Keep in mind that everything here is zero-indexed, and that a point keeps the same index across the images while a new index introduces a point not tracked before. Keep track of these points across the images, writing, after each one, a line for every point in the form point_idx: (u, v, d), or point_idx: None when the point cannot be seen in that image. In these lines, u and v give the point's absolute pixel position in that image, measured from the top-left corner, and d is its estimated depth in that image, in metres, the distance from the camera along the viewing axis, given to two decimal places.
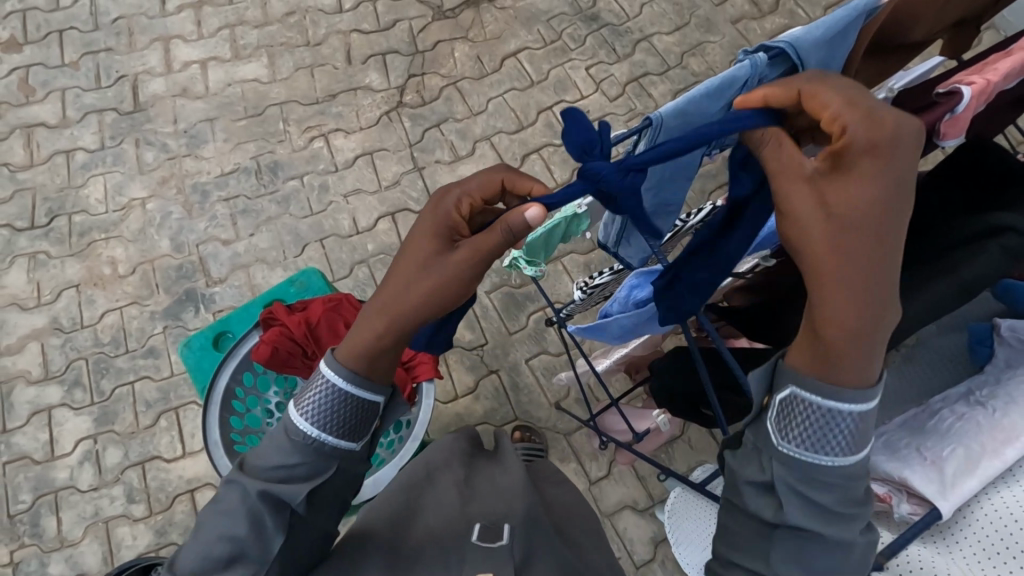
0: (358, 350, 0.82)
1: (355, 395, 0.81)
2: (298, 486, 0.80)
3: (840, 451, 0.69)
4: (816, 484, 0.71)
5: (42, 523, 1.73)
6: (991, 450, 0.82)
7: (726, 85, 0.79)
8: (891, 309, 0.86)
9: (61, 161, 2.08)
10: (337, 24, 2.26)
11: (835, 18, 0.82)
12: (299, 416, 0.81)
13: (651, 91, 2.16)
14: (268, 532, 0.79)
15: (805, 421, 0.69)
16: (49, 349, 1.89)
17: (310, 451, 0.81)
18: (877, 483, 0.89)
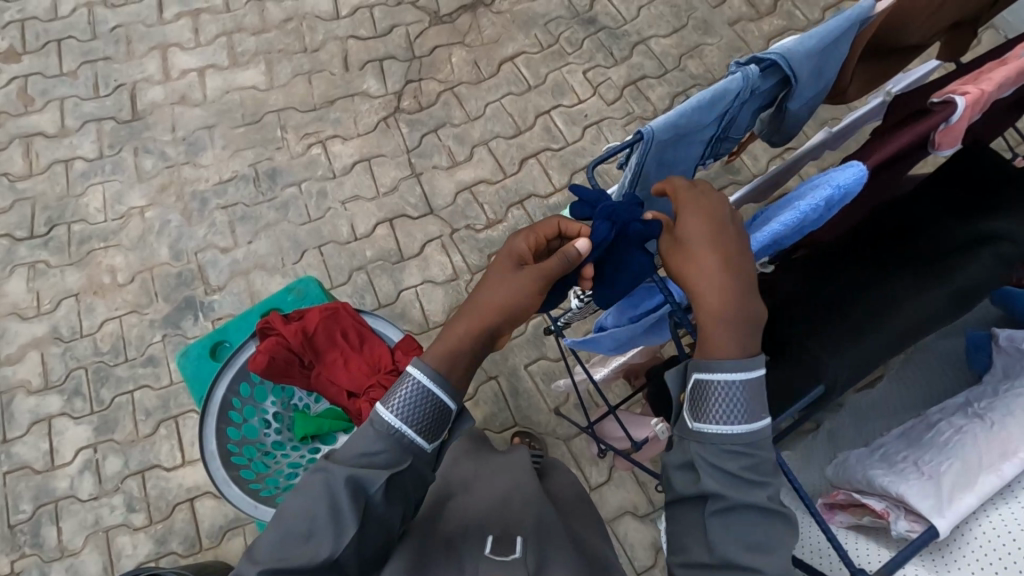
0: (441, 352, 0.82)
1: (437, 395, 0.80)
2: (378, 471, 0.77)
3: (733, 422, 0.74)
4: (723, 455, 0.74)
5: (43, 533, 1.73)
6: (989, 465, 0.80)
7: (718, 98, 0.79)
8: (889, 318, 0.86)
9: (61, 170, 2.08)
10: (335, 30, 2.26)
11: (827, 28, 0.82)
12: (386, 409, 0.80)
13: (648, 94, 2.15)
14: (344, 520, 0.75)
15: (699, 403, 0.76)
16: (49, 358, 1.89)
17: (392, 441, 0.79)
18: (874, 498, 0.84)
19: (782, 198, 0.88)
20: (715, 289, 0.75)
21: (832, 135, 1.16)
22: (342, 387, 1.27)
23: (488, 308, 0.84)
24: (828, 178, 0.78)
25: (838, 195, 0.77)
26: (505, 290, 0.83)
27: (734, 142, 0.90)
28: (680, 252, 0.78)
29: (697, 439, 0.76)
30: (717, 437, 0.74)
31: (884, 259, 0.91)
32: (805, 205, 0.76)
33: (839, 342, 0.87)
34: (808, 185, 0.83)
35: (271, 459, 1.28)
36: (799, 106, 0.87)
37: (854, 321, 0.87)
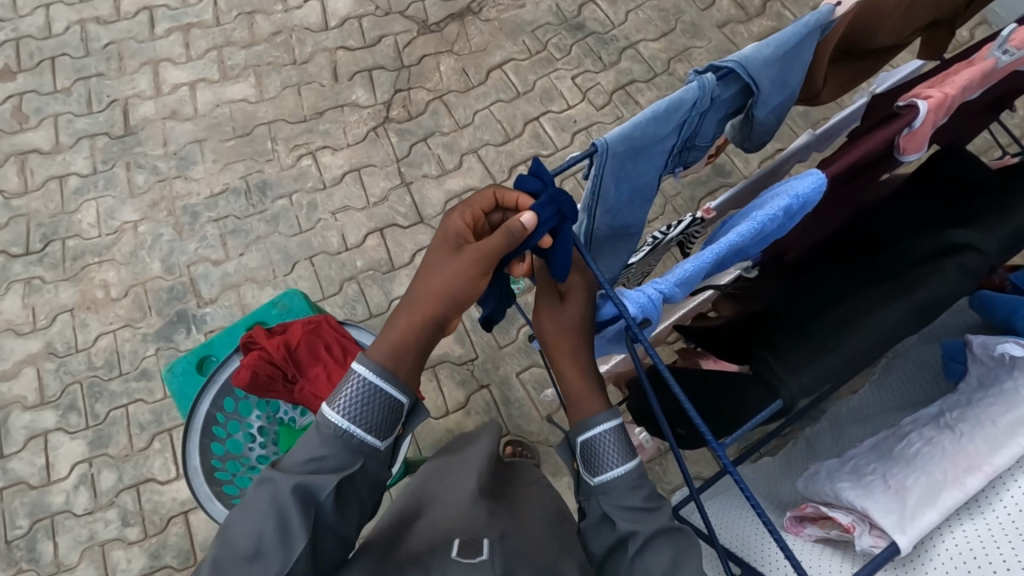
0: (389, 345, 0.83)
1: (385, 389, 0.82)
2: (326, 478, 0.79)
3: (616, 461, 0.84)
4: (620, 495, 0.83)
5: (39, 548, 1.74)
6: (952, 480, 0.78)
7: (674, 109, 0.80)
8: (850, 331, 0.81)
9: (55, 187, 2.10)
10: (324, 42, 2.27)
11: (786, 34, 0.81)
12: (332, 410, 0.81)
13: (637, 98, 2.15)
14: (292, 532, 0.76)
15: (591, 459, 0.85)
16: (44, 374, 1.90)
17: (341, 443, 0.81)
18: (841, 512, 0.85)
19: (748, 206, 0.88)
20: (581, 375, 0.87)
21: (817, 136, 1.12)
22: (326, 401, 1.26)
23: (432, 297, 0.84)
24: (789, 187, 0.79)
25: (796, 204, 0.77)
26: (443, 277, 0.83)
27: (702, 150, 0.90)
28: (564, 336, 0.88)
29: (596, 493, 0.85)
30: (609, 486, 0.84)
31: (848, 277, 0.89)
32: (762, 216, 0.76)
33: (798, 359, 0.82)
34: (770, 195, 0.84)
35: (255, 474, 1.28)
36: (765, 114, 0.86)
37: (814, 339, 0.82)
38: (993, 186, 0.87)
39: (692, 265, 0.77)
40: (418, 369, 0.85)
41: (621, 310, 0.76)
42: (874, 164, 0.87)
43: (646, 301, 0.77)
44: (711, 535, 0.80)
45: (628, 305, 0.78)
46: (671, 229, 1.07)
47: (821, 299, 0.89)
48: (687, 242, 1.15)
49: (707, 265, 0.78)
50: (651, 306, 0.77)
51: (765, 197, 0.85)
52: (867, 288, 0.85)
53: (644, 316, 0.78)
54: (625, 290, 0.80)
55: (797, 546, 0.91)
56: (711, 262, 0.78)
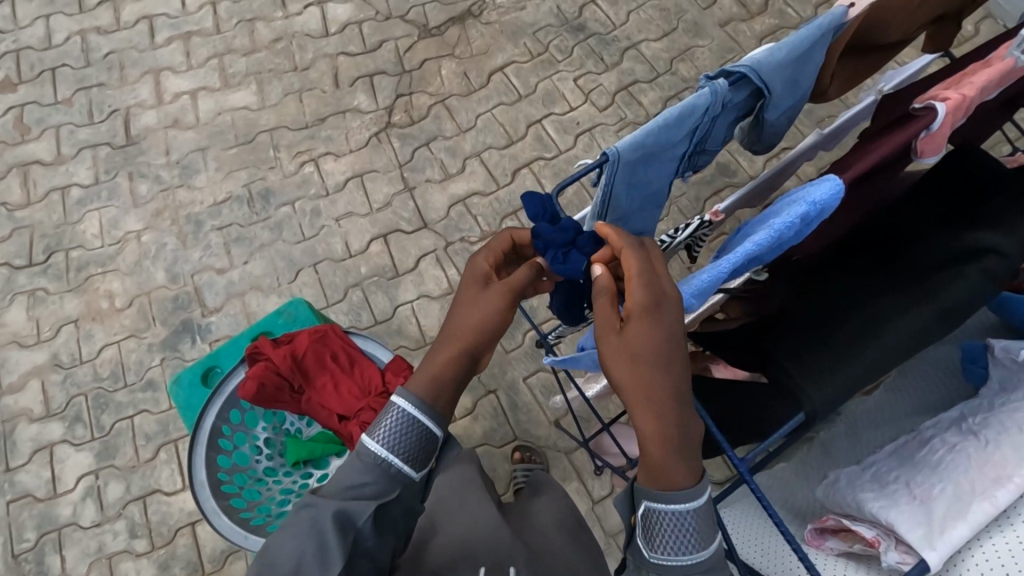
0: (426, 377, 0.85)
1: (421, 421, 0.83)
2: (365, 503, 0.79)
3: (690, 550, 0.75)
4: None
5: (47, 561, 1.73)
6: (981, 492, 0.76)
7: (686, 115, 0.78)
8: (873, 339, 0.81)
9: (58, 199, 2.10)
10: (324, 47, 2.26)
11: (799, 37, 0.80)
12: (372, 439, 0.82)
13: (640, 99, 2.13)
14: (329, 556, 0.74)
15: (649, 527, 0.77)
16: (50, 386, 1.90)
17: (380, 472, 0.81)
18: (865, 526, 0.83)
19: (760, 214, 0.87)
20: (655, 419, 0.74)
21: (824, 136, 1.11)
22: (333, 411, 1.27)
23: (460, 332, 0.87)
24: (806, 194, 0.77)
25: (813, 211, 0.75)
26: (473, 314, 0.86)
27: (712, 154, 0.89)
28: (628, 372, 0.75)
29: (651, 566, 0.78)
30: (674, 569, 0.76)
31: (862, 285, 0.88)
32: (780, 224, 0.74)
33: (819, 367, 0.81)
34: (786, 202, 0.82)
35: (262, 486, 1.27)
36: (777, 116, 0.85)
37: (835, 347, 0.82)
38: (1008, 183, 0.86)
39: (708, 276, 0.76)
40: (454, 401, 0.87)
41: None
42: (892, 167, 0.86)
43: None
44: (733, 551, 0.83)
45: None
46: (679, 232, 1.03)
47: (835, 301, 0.87)
48: (694, 246, 1.12)
49: (725, 275, 0.77)
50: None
51: (781, 204, 0.84)
52: (883, 294, 0.85)
53: None
54: None
55: (819, 559, 0.90)
56: (729, 271, 0.76)
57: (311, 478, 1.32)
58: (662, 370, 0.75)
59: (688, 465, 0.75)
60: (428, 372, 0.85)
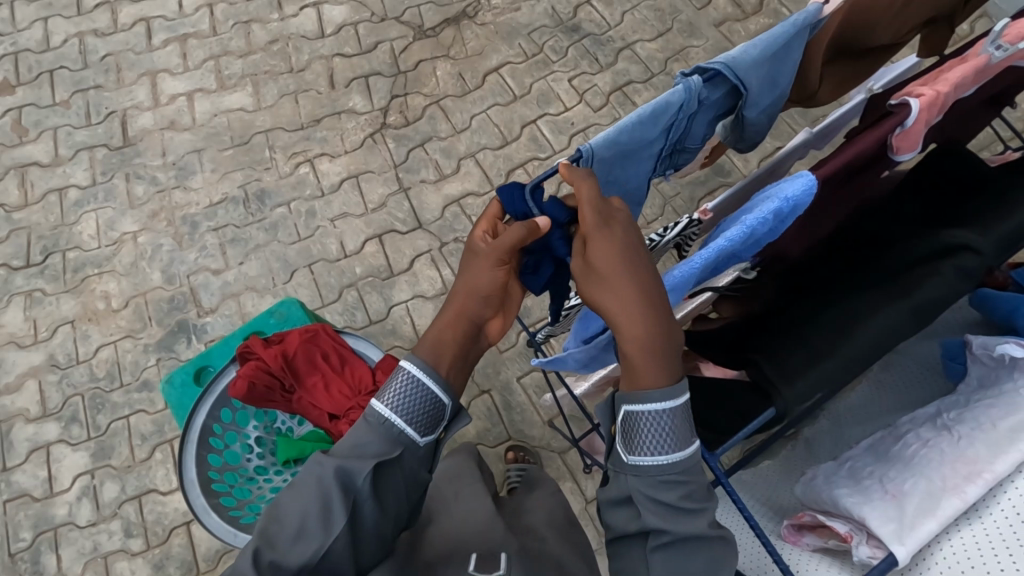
0: (428, 342, 0.86)
1: (428, 385, 0.82)
2: (366, 460, 0.79)
3: (666, 447, 0.76)
4: (661, 486, 0.76)
5: (43, 560, 1.74)
6: (952, 488, 0.76)
7: (660, 112, 0.79)
8: (849, 336, 0.80)
9: (55, 200, 2.11)
10: (320, 49, 2.27)
11: (773, 35, 0.80)
12: (380, 401, 0.82)
13: (635, 99, 2.14)
14: (333, 513, 0.76)
15: (631, 434, 0.77)
16: (46, 387, 1.91)
17: (384, 431, 0.81)
18: (839, 521, 0.83)
19: (739, 209, 0.87)
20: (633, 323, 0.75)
21: (814, 134, 1.11)
22: (324, 410, 1.27)
23: (464, 296, 0.86)
24: (779, 189, 0.77)
25: (787, 207, 0.75)
26: (482, 278, 0.84)
27: (693, 152, 0.89)
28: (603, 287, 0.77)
29: (630, 472, 0.78)
30: (650, 470, 0.76)
31: (841, 283, 0.88)
32: (752, 220, 0.75)
33: (795, 365, 0.81)
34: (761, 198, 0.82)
35: (253, 485, 1.27)
36: (757, 114, 0.85)
37: (812, 344, 0.82)
38: (984, 187, 0.87)
39: (680, 273, 0.78)
40: (461, 370, 0.87)
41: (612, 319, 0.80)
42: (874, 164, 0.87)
43: None
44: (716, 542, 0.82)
45: None
46: (668, 232, 1.03)
47: (815, 301, 0.88)
48: (684, 245, 1.12)
49: (698, 270, 0.78)
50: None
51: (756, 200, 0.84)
52: (859, 293, 0.84)
53: None
54: None
55: (796, 555, 0.90)
56: (701, 268, 0.77)
57: None
58: (630, 279, 0.76)
59: (675, 365, 0.77)
60: (429, 336, 0.86)
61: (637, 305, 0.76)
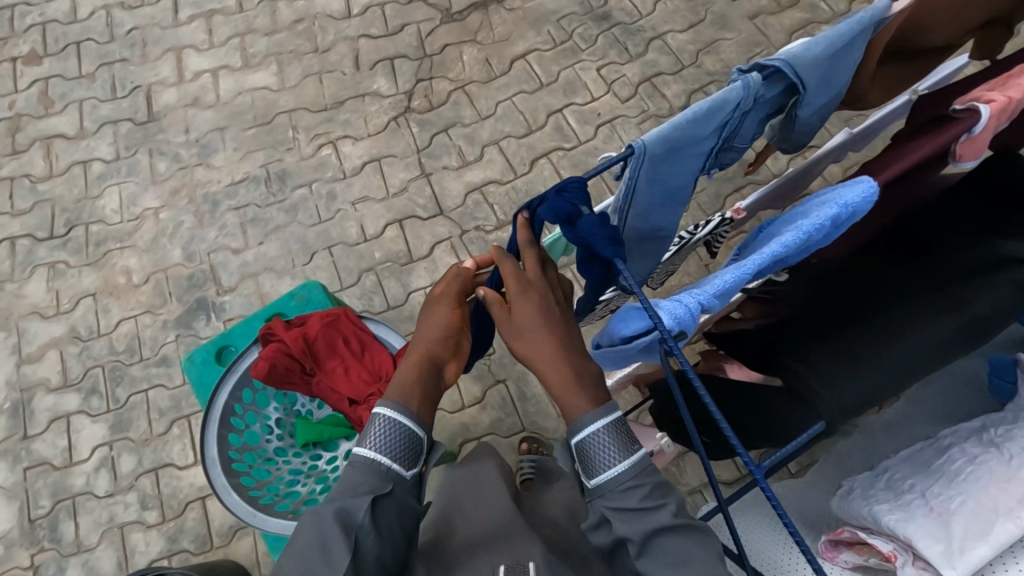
0: (398, 387, 0.91)
1: (405, 424, 0.89)
2: (361, 498, 0.83)
3: (612, 460, 0.81)
4: (621, 496, 0.81)
5: (61, 528, 1.77)
6: (1005, 512, 0.74)
7: (716, 109, 0.76)
8: (891, 346, 0.79)
9: (79, 172, 2.12)
10: (345, 30, 2.25)
11: (838, 32, 0.77)
12: (364, 445, 0.88)
13: (664, 91, 2.09)
14: (335, 551, 0.80)
15: (587, 460, 0.83)
16: (67, 358, 1.93)
17: (373, 471, 0.86)
18: (881, 539, 0.82)
19: (790, 214, 0.84)
20: (556, 368, 0.84)
21: (854, 135, 1.10)
22: (343, 395, 1.27)
23: (423, 346, 0.92)
24: (837, 195, 0.75)
25: (845, 214, 0.73)
26: (436, 324, 0.93)
27: (739, 151, 0.85)
28: (524, 342, 0.85)
29: (595, 497, 0.83)
30: (608, 491, 0.82)
31: (884, 291, 0.85)
32: (808, 225, 0.72)
33: (835, 374, 0.79)
34: (814, 203, 0.80)
35: (272, 466, 1.27)
36: (810, 115, 0.83)
37: (853, 348, 0.80)
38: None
39: (732, 276, 0.71)
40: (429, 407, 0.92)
41: (655, 321, 0.69)
42: (932, 171, 0.85)
43: (683, 313, 0.69)
44: (739, 552, 0.75)
45: (662, 316, 0.70)
46: (699, 229, 1.06)
47: (854, 308, 0.85)
48: (714, 242, 1.15)
49: (749, 276, 0.72)
50: (689, 318, 0.70)
51: (811, 203, 0.81)
52: (902, 305, 0.82)
53: (680, 329, 0.70)
54: (659, 299, 0.72)
55: (833, 572, 0.87)
56: (752, 274, 0.72)
57: (320, 459, 1.31)
58: (550, 333, 0.84)
59: (602, 397, 0.84)
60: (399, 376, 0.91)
61: (555, 356, 0.84)
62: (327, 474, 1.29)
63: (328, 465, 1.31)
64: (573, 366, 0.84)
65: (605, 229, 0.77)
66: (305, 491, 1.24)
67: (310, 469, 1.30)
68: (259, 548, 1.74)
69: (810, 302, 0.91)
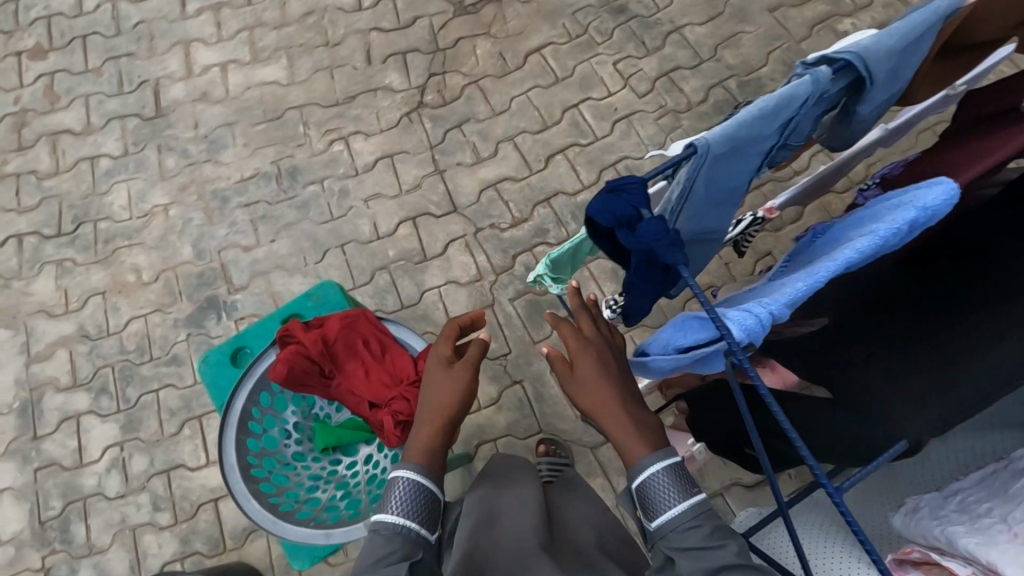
0: (420, 448, 0.97)
1: (427, 485, 0.93)
2: (399, 565, 0.84)
3: (672, 501, 0.89)
4: (679, 537, 0.87)
5: (72, 529, 1.75)
6: None
7: (782, 105, 0.72)
8: (970, 357, 0.77)
9: (86, 168, 2.09)
10: (356, 23, 2.21)
11: (909, 25, 0.75)
12: (385, 512, 0.90)
13: (682, 86, 2.05)
14: None
15: (647, 502, 0.91)
16: (77, 357, 1.90)
17: (400, 538, 0.88)
18: (957, 562, 0.82)
19: (858, 217, 0.79)
20: (613, 414, 0.96)
21: (889, 131, 1.12)
22: (363, 398, 1.24)
23: (443, 408, 1.01)
24: (913, 198, 0.70)
25: (923, 218, 0.68)
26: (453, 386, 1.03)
27: (792, 150, 0.81)
28: (587, 394, 0.98)
29: (659, 540, 0.89)
30: (670, 532, 0.87)
31: (949, 301, 0.85)
32: (885, 231, 0.67)
33: (914, 394, 0.78)
34: (885, 206, 0.75)
35: (290, 471, 1.24)
36: (870, 110, 0.78)
37: (925, 364, 0.80)
38: None
39: (804, 285, 0.67)
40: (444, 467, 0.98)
41: (723, 332, 0.65)
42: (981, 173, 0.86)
43: (753, 324, 0.65)
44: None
45: (730, 327, 0.65)
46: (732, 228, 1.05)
47: (919, 322, 0.85)
48: (743, 241, 1.14)
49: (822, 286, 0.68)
50: (759, 329, 0.65)
51: (881, 206, 0.77)
52: (975, 313, 0.81)
53: (749, 340, 0.66)
54: (726, 309, 0.68)
55: None
56: (825, 282, 0.67)
57: (340, 464, 1.29)
58: (607, 385, 0.97)
59: (661, 440, 0.95)
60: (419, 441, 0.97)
61: (614, 404, 0.96)
62: (347, 481, 1.26)
63: (348, 471, 1.28)
64: (630, 413, 0.96)
65: (668, 233, 0.72)
66: (326, 498, 1.22)
67: (330, 474, 1.27)
68: (273, 550, 1.72)
69: (867, 314, 0.93)
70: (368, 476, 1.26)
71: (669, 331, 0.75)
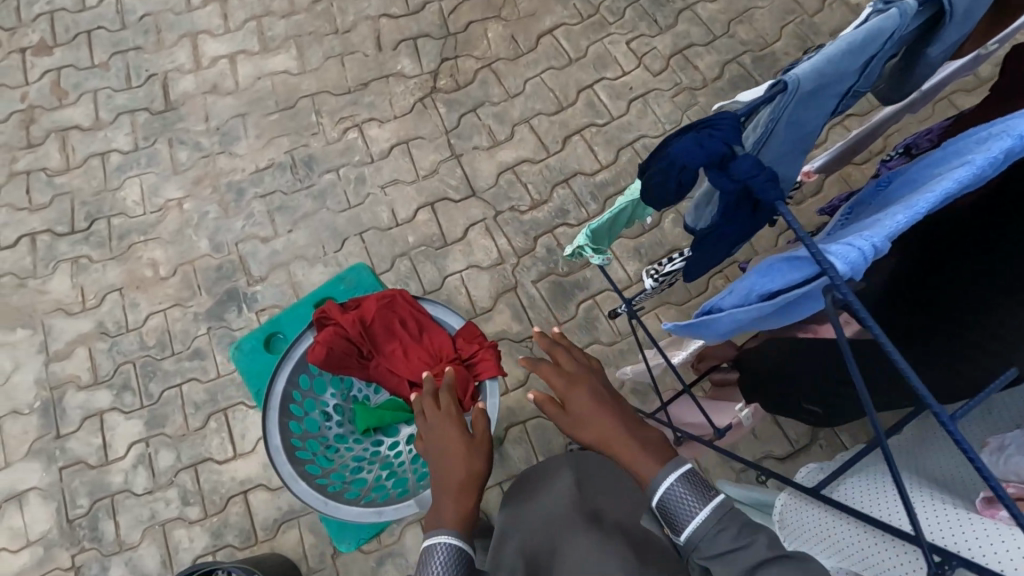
0: (436, 511, 0.89)
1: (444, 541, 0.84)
2: None
3: (693, 509, 0.78)
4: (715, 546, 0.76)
5: (101, 527, 1.73)
6: None
7: (868, 41, 0.72)
8: None
9: (97, 164, 2.06)
10: (366, 10, 2.19)
11: None
12: None
13: (696, 63, 2.05)
14: None
15: (670, 516, 0.80)
16: (97, 354, 1.88)
17: None
18: None
19: (938, 155, 0.78)
20: (619, 434, 0.90)
21: (923, 94, 1.14)
22: (403, 377, 1.25)
23: (452, 469, 0.95)
24: (1008, 127, 0.69)
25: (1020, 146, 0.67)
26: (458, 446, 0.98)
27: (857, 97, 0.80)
28: (588, 422, 0.93)
29: (690, 553, 0.78)
30: (700, 543, 0.76)
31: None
32: (981, 160, 0.66)
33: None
34: (970, 141, 0.73)
35: (333, 453, 1.24)
36: (941, 52, 0.78)
37: None
38: None
39: (906, 216, 0.65)
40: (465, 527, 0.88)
41: (824, 265, 0.63)
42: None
43: (856, 256, 0.63)
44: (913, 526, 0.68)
45: (832, 261, 0.63)
46: None
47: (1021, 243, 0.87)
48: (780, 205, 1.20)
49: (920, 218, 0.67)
50: (863, 262, 0.63)
51: (963, 141, 0.75)
52: None
53: (851, 274, 0.64)
54: (825, 245, 0.66)
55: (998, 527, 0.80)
56: (925, 213, 0.66)
57: (382, 445, 1.29)
58: (604, 409, 0.93)
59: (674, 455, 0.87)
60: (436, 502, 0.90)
61: (615, 426, 0.91)
62: (390, 461, 1.27)
63: (390, 451, 1.29)
64: (635, 432, 0.90)
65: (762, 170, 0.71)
66: (372, 478, 1.22)
67: (372, 455, 1.28)
68: (305, 540, 1.71)
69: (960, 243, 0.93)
70: (411, 456, 1.26)
71: (755, 276, 0.73)
